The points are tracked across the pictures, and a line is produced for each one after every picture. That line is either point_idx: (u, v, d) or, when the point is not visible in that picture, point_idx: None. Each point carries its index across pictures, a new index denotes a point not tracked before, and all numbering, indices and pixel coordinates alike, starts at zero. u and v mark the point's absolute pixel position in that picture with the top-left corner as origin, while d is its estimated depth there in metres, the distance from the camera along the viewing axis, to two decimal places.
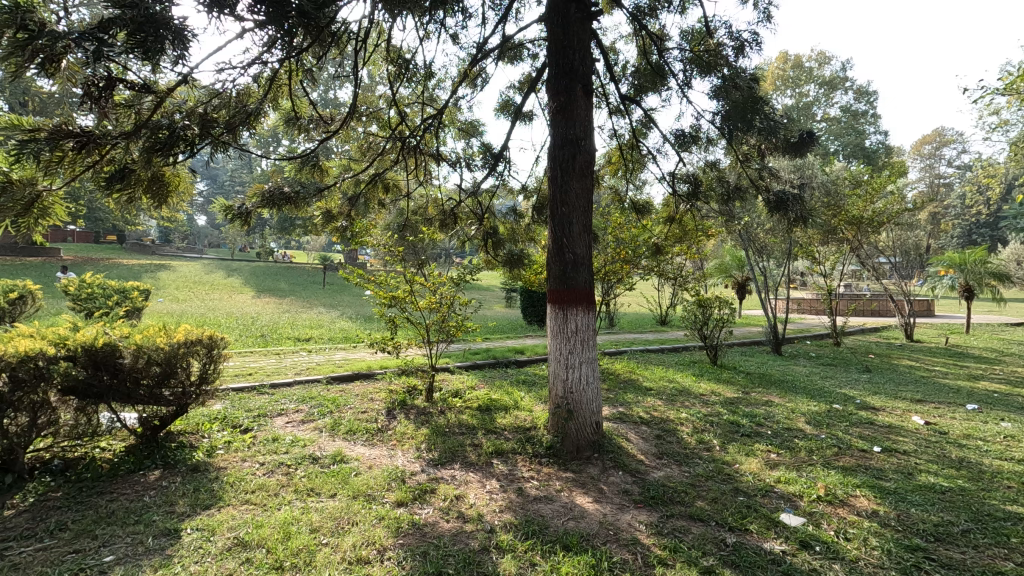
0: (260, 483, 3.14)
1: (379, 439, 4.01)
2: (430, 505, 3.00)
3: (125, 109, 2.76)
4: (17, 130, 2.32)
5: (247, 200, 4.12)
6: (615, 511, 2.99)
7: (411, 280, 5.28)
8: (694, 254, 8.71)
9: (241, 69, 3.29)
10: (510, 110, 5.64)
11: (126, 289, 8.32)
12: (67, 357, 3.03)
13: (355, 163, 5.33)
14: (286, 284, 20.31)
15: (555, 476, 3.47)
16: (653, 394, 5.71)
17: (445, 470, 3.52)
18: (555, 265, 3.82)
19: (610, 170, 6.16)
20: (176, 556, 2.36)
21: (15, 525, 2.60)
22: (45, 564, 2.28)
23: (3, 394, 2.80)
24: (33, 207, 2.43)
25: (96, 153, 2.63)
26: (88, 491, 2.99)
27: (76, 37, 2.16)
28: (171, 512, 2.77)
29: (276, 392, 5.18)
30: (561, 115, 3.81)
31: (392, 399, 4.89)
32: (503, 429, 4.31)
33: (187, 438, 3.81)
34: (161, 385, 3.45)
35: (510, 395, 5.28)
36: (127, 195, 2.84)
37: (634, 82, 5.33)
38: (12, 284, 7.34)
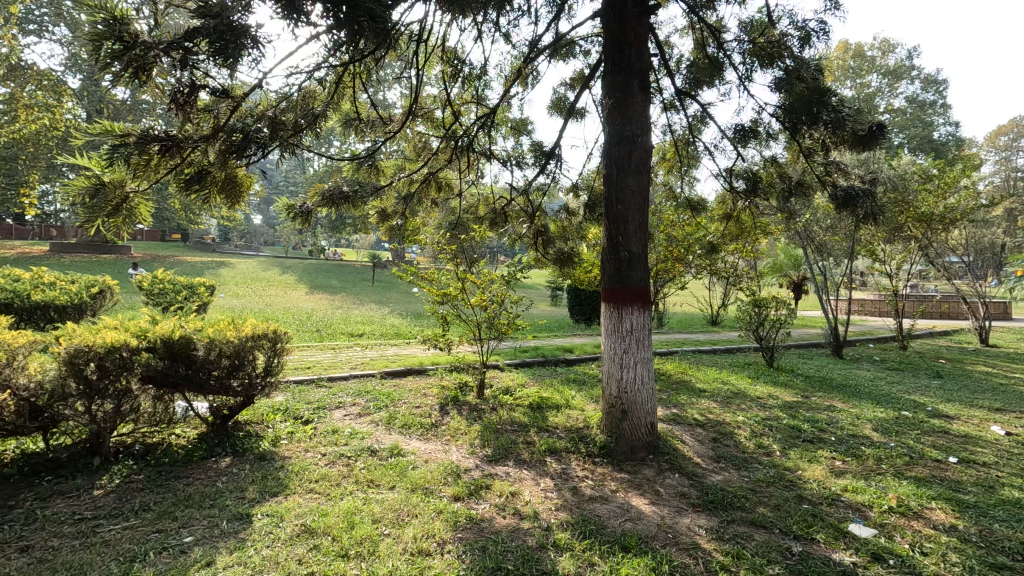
0: (323, 473, 3.25)
1: (433, 434, 4.09)
2: (486, 501, 3.03)
3: (205, 113, 2.91)
4: (109, 136, 2.50)
5: (308, 200, 4.26)
6: (674, 514, 2.94)
7: (462, 279, 5.37)
8: (750, 253, 8.42)
9: (310, 74, 3.41)
10: (562, 107, 5.61)
11: (194, 284, 8.73)
12: (147, 349, 3.25)
13: (409, 163, 5.41)
14: (339, 281, 20.95)
15: (609, 476, 3.44)
16: (707, 396, 5.59)
17: (499, 467, 3.55)
18: (610, 264, 3.78)
19: (664, 166, 6.03)
20: (250, 540, 2.47)
21: (105, 504, 2.79)
22: (132, 542, 2.44)
23: (92, 381, 3.02)
24: (123, 207, 2.59)
25: (178, 157, 2.78)
26: (167, 475, 3.17)
27: (165, 46, 2.34)
28: (243, 497, 2.91)
29: (333, 386, 5.34)
30: (618, 113, 3.75)
31: (444, 395, 4.98)
32: (555, 427, 4.31)
33: (253, 427, 3.99)
34: (229, 377, 3.61)
35: (561, 394, 5.27)
36: (204, 195, 2.97)
37: (691, 76, 5.18)
38: (94, 278, 7.83)
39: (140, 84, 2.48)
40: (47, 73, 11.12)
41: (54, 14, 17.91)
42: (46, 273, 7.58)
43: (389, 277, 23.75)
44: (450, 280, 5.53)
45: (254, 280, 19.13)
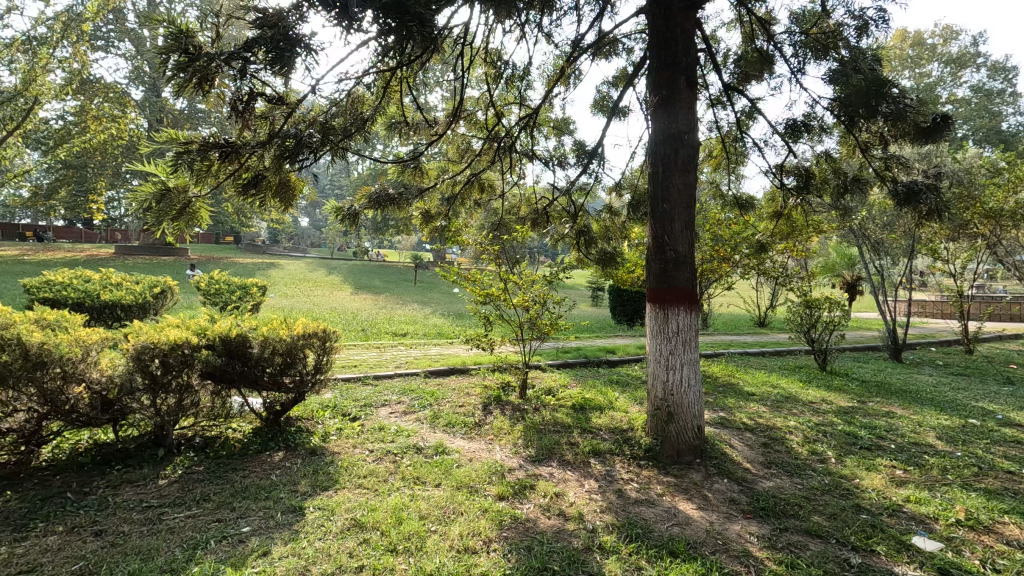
0: (371, 469, 3.33)
1: (477, 433, 4.12)
2: (530, 501, 3.03)
3: (262, 120, 3.04)
4: (174, 144, 2.63)
5: (355, 202, 4.36)
6: (723, 520, 2.87)
7: (504, 279, 5.39)
8: (801, 252, 8.12)
9: (359, 79, 3.50)
10: (605, 106, 5.56)
11: (247, 284, 9.09)
12: (207, 346, 3.40)
13: (453, 164, 5.47)
14: (382, 282, 21.39)
15: (655, 480, 3.38)
16: (756, 400, 5.42)
17: (542, 467, 3.55)
18: (656, 264, 3.72)
19: (711, 164, 5.89)
20: (303, 532, 2.55)
21: (169, 493, 2.94)
22: (194, 530, 2.56)
23: (156, 377, 3.19)
24: (186, 211, 2.72)
25: (236, 162, 2.91)
26: (225, 467, 3.32)
27: (226, 57, 2.46)
28: (296, 491, 3.01)
29: (379, 384, 5.45)
30: (663, 109, 3.69)
31: (487, 395, 5.02)
32: (599, 429, 4.28)
33: (304, 423, 4.12)
34: (282, 373, 3.74)
35: (604, 395, 5.22)
36: (259, 199, 3.08)
37: (739, 70, 5.04)
38: (157, 280, 8.30)
39: (203, 93, 2.61)
40: (113, 85, 11.66)
41: (119, 30, 18.97)
42: (114, 274, 8.05)
43: (431, 278, 24.09)
44: (493, 280, 5.57)
45: (303, 280, 19.78)
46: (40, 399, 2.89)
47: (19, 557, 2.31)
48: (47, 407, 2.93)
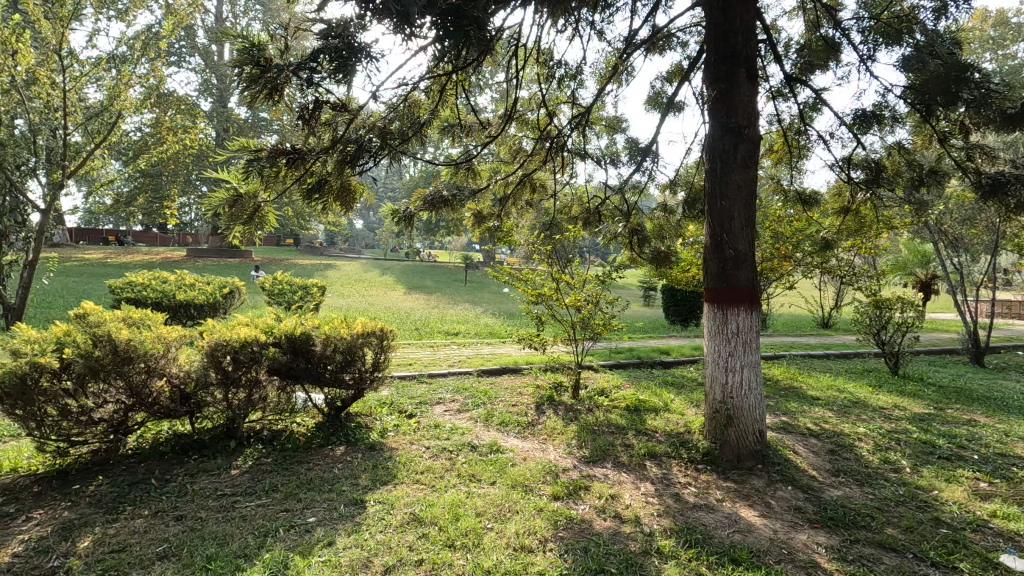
0: (427, 465, 3.40)
1: (530, 432, 4.13)
2: (585, 502, 3.01)
3: (326, 127, 3.17)
4: (245, 152, 2.78)
5: (411, 205, 4.45)
6: (788, 529, 2.76)
7: (556, 279, 5.38)
8: (870, 250, 7.69)
9: (415, 85, 3.58)
10: (659, 101, 5.45)
11: (308, 285, 9.45)
12: (273, 343, 3.58)
13: (505, 165, 5.50)
14: (434, 282, 21.75)
15: (714, 485, 3.29)
16: (821, 404, 5.18)
17: (597, 468, 3.52)
18: (714, 263, 3.62)
19: (771, 158, 5.67)
20: (365, 524, 2.64)
21: (241, 482, 3.11)
22: (264, 519, 2.69)
23: (229, 372, 3.38)
24: (255, 216, 2.86)
25: (301, 168, 3.04)
26: (291, 460, 3.47)
27: (295, 68, 2.59)
28: (357, 484, 3.12)
29: (433, 382, 5.56)
30: (722, 104, 3.59)
31: (540, 395, 5.02)
32: (655, 431, 4.20)
33: (364, 419, 4.26)
34: (343, 371, 3.87)
35: (658, 397, 5.12)
36: (322, 204, 3.21)
37: (802, 59, 4.82)
38: (226, 281, 8.76)
39: (272, 102, 2.75)
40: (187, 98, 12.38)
41: (190, 45, 20.07)
42: (188, 276, 8.56)
43: (481, 278, 24.32)
44: (545, 280, 5.57)
45: (358, 281, 20.44)
46: (127, 391, 3.11)
47: (111, 537, 2.50)
48: (133, 399, 3.16)
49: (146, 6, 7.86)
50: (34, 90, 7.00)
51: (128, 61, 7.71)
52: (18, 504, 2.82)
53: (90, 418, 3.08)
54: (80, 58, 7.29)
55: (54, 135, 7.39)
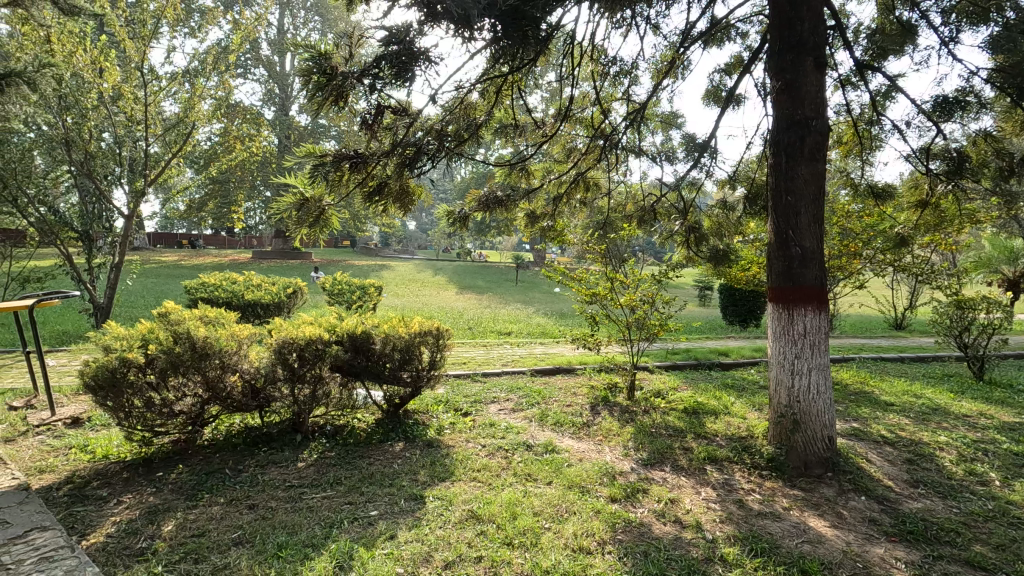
0: (484, 463, 3.44)
1: (585, 433, 4.10)
2: (643, 505, 2.96)
3: (387, 131, 3.26)
4: (311, 157, 2.90)
5: (466, 205, 4.50)
6: (862, 542, 2.61)
7: (611, 279, 5.32)
8: (950, 246, 7.16)
9: (472, 87, 3.63)
10: (718, 94, 5.28)
11: (366, 285, 9.73)
12: (336, 342, 3.71)
13: (558, 164, 5.47)
14: (486, 282, 21.90)
15: (780, 492, 3.16)
16: (896, 411, 4.88)
17: (655, 471, 3.45)
18: (779, 261, 3.47)
19: (840, 150, 5.38)
20: (425, 519, 2.70)
21: (307, 474, 3.24)
22: (330, 510, 2.80)
23: (295, 368, 3.54)
24: (320, 220, 2.97)
25: (364, 171, 3.13)
26: (353, 454, 3.59)
27: (358, 74, 2.69)
28: (416, 479, 3.19)
29: (488, 381, 5.61)
30: (787, 94, 3.44)
31: (594, 395, 4.98)
32: (715, 435, 4.08)
33: (421, 416, 4.36)
34: (402, 369, 3.97)
35: (718, 400, 4.97)
36: (383, 206, 3.30)
37: (874, 44, 4.54)
38: (290, 282, 9.16)
39: (337, 108, 2.85)
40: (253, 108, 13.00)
41: (255, 57, 21.12)
42: (255, 276, 9.00)
43: (532, 278, 24.33)
44: (599, 280, 5.51)
45: (412, 281, 20.91)
46: (204, 385, 3.31)
47: (191, 522, 2.66)
48: (210, 393, 3.35)
49: (216, 22, 8.33)
50: (119, 105, 7.54)
51: (201, 74, 8.18)
52: (110, 488, 3.05)
53: (172, 411, 3.28)
54: (159, 74, 7.79)
55: (136, 146, 7.95)
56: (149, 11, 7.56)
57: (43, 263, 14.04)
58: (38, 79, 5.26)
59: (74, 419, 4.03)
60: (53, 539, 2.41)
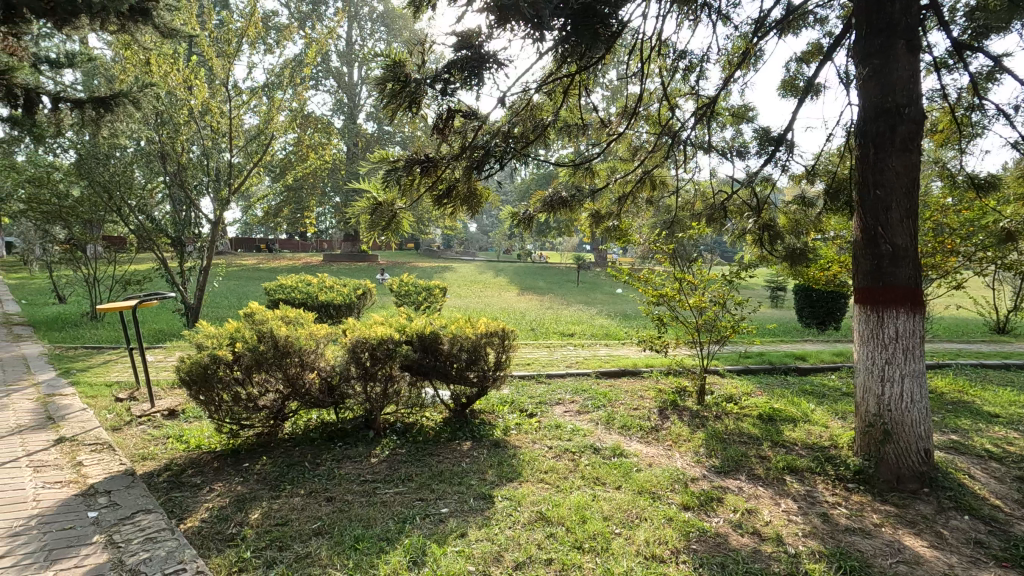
0: (551, 465, 3.43)
1: (654, 437, 4.00)
2: (719, 515, 2.85)
3: (456, 135, 3.32)
4: (384, 163, 3.01)
5: (530, 207, 4.49)
6: (967, 566, 2.39)
7: (679, 279, 5.17)
8: None
9: (538, 88, 3.63)
10: (794, 85, 5.02)
11: (431, 286, 9.93)
12: (406, 341, 3.81)
13: (624, 163, 5.37)
14: (546, 283, 21.88)
15: (870, 507, 2.95)
16: (1002, 423, 4.44)
17: (729, 480, 3.32)
18: (866, 260, 3.25)
19: (935, 138, 4.97)
20: (494, 519, 2.72)
21: (380, 470, 3.35)
22: (402, 505, 2.88)
23: (368, 366, 3.66)
24: (392, 223, 3.06)
25: (434, 175, 3.20)
26: (422, 451, 3.68)
27: (430, 79, 2.75)
28: (484, 479, 3.22)
29: (552, 382, 5.59)
30: (875, 81, 3.22)
31: (662, 399, 4.84)
32: (794, 443, 3.87)
33: (487, 416, 4.40)
34: (468, 369, 4.02)
35: (796, 406, 4.72)
36: (451, 209, 3.35)
37: (975, 22, 4.16)
38: (360, 284, 9.50)
39: (409, 115, 2.94)
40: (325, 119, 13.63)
41: (325, 69, 22.18)
42: (327, 279, 9.40)
43: (593, 278, 24.08)
44: (666, 280, 5.36)
45: (474, 282, 21.27)
46: (285, 382, 3.49)
47: (276, 511, 2.81)
48: (290, 390, 3.53)
49: (291, 38, 8.81)
50: (206, 119, 8.10)
51: (278, 88, 8.67)
52: (203, 476, 3.27)
53: (256, 405, 3.48)
54: (241, 88, 8.32)
55: (222, 158, 8.53)
56: (234, 30, 8.09)
57: (142, 267, 15.33)
58: (141, 98, 5.76)
59: (170, 411, 4.36)
60: (156, 522, 2.61)
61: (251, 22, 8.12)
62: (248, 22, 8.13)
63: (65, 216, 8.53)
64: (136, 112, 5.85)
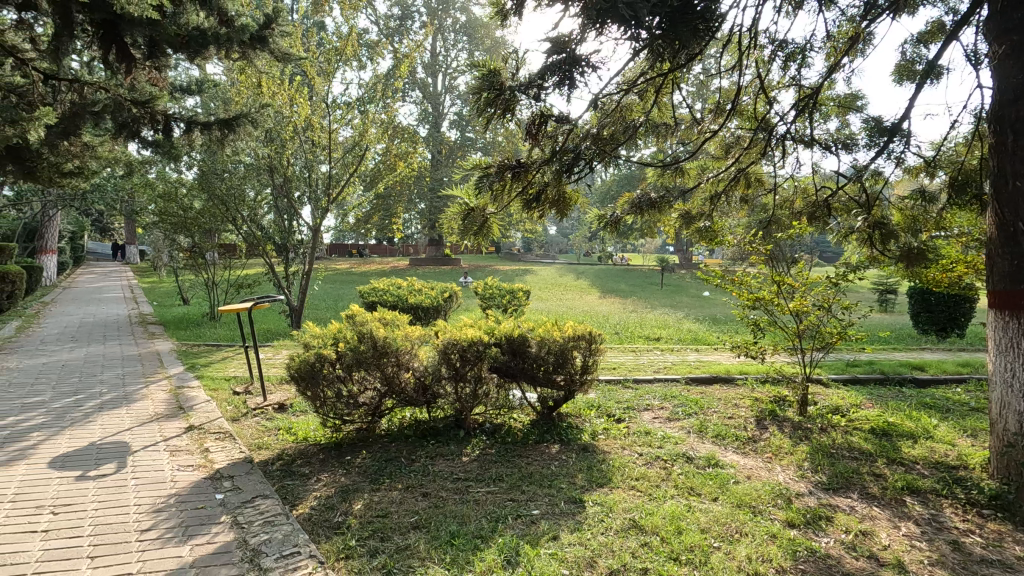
0: (642, 472, 3.35)
1: (752, 448, 3.81)
2: (829, 535, 2.65)
3: (546, 140, 3.35)
4: (477, 169, 3.11)
5: (618, 208, 4.42)
6: None
7: (777, 282, 4.88)
8: None
9: (628, 89, 3.59)
10: (909, 69, 4.60)
11: (515, 289, 10.04)
12: (495, 343, 3.88)
13: (715, 162, 5.15)
14: (629, 286, 21.42)
15: (1011, 538, 2.63)
16: None
17: (839, 497, 3.08)
18: (1005, 260, 2.94)
19: None
20: (586, 523, 2.70)
21: (472, 468, 3.44)
22: (494, 505, 2.94)
23: (458, 367, 3.77)
24: (483, 228, 3.15)
25: (524, 179, 3.24)
26: (511, 453, 3.72)
27: (525, 86, 2.82)
28: (574, 483, 3.21)
29: (640, 387, 5.47)
30: (1011, 61, 2.91)
31: (759, 408, 4.59)
32: (914, 462, 3.53)
33: (574, 420, 4.38)
34: (556, 371, 4.01)
35: (915, 421, 4.29)
36: (540, 213, 3.37)
37: None
38: (446, 287, 9.79)
39: (502, 122, 3.02)
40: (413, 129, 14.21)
41: (412, 81, 23.13)
42: (416, 282, 9.77)
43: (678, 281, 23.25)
44: (763, 283, 5.07)
45: (555, 284, 21.25)
46: (382, 381, 3.67)
47: (377, 503, 2.97)
48: (387, 388, 3.71)
49: (382, 54, 9.26)
50: (308, 134, 8.72)
51: (370, 102, 9.13)
52: (311, 467, 3.51)
53: (356, 402, 3.68)
54: (339, 103, 8.86)
55: (321, 169, 9.13)
56: (332, 50, 8.65)
57: (252, 272, 16.74)
58: (258, 118, 6.34)
59: (280, 405, 4.72)
60: (273, 507, 2.85)
61: (347, 41, 8.65)
62: (344, 42, 8.67)
63: (189, 226, 9.50)
64: (253, 130, 6.43)
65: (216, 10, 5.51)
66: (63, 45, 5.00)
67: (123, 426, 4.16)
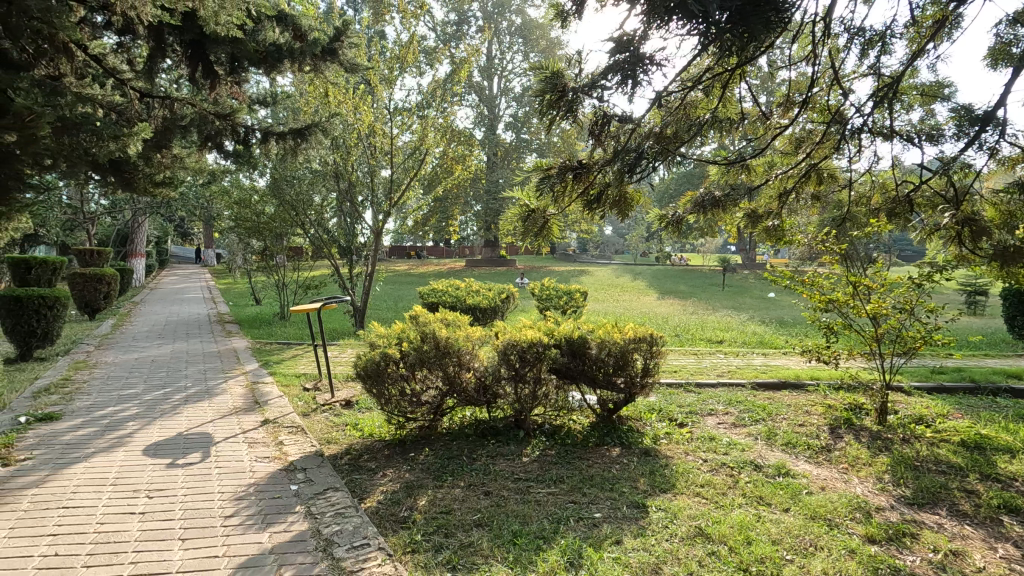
0: (708, 479, 3.26)
1: (825, 458, 3.62)
2: (915, 552, 2.49)
3: (606, 140, 3.33)
4: (539, 171, 3.14)
5: (680, 207, 4.32)
6: None
7: (853, 283, 4.61)
8: None
9: (692, 86, 3.51)
10: (1003, 52, 4.24)
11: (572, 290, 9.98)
12: (555, 345, 3.88)
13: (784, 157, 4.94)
14: (689, 287, 20.81)
15: None
16: None
17: (925, 513, 2.88)
18: None
19: None
20: (650, 529, 2.66)
21: (532, 469, 3.45)
22: (555, 506, 2.94)
23: (518, 368, 3.79)
24: (543, 230, 3.16)
25: (585, 180, 3.24)
26: (571, 455, 3.71)
27: (587, 87, 2.82)
28: (636, 487, 3.16)
29: (702, 392, 5.31)
30: None
31: (833, 416, 4.35)
32: (1012, 479, 3.25)
33: (635, 423, 4.32)
34: (616, 374, 3.96)
35: (1012, 434, 3.95)
36: (601, 214, 3.34)
37: None
38: (503, 288, 9.86)
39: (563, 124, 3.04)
40: None
41: (468, 85, 23.46)
42: (474, 283, 9.89)
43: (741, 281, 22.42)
44: (836, 284, 4.81)
45: (612, 285, 20.98)
46: (444, 380, 3.75)
47: (441, 500, 3.04)
48: (449, 387, 3.78)
49: (441, 59, 9.44)
50: (371, 140, 9.03)
51: (429, 107, 9.34)
52: (377, 462, 3.64)
53: (419, 400, 3.77)
54: (399, 109, 9.12)
55: (383, 174, 9.43)
56: (393, 57, 8.90)
57: (318, 273, 17.47)
58: (326, 126, 6.64)
59: (346, 402, 4.91)
60: (343, 499, 2.97)
61: (407, 49, 8.88)
62: (404, 49, 8.90)
63: (262, 230, 10.04)
64: (323, 138, 6.74)
65: (292, 26, 5.93)
66: (156, 65, 5.46)
67: (206, 418, 4.45)
